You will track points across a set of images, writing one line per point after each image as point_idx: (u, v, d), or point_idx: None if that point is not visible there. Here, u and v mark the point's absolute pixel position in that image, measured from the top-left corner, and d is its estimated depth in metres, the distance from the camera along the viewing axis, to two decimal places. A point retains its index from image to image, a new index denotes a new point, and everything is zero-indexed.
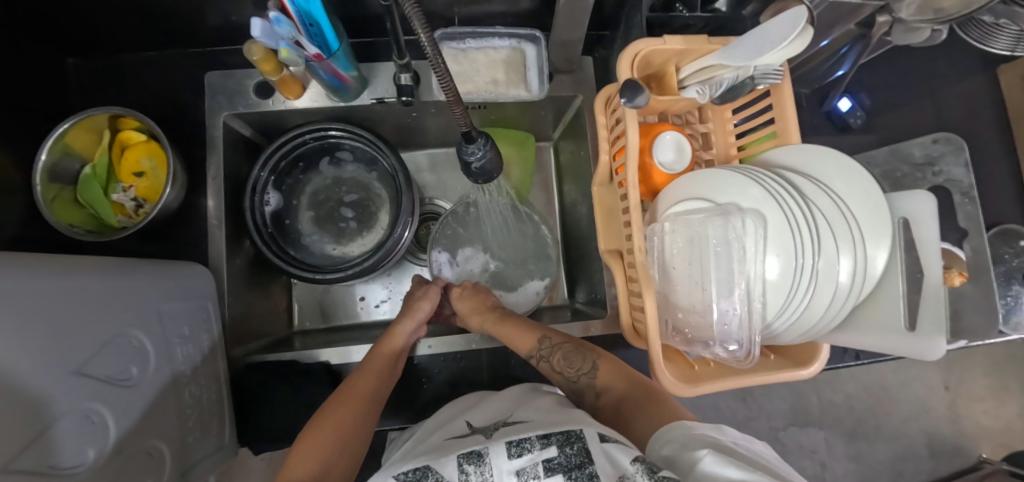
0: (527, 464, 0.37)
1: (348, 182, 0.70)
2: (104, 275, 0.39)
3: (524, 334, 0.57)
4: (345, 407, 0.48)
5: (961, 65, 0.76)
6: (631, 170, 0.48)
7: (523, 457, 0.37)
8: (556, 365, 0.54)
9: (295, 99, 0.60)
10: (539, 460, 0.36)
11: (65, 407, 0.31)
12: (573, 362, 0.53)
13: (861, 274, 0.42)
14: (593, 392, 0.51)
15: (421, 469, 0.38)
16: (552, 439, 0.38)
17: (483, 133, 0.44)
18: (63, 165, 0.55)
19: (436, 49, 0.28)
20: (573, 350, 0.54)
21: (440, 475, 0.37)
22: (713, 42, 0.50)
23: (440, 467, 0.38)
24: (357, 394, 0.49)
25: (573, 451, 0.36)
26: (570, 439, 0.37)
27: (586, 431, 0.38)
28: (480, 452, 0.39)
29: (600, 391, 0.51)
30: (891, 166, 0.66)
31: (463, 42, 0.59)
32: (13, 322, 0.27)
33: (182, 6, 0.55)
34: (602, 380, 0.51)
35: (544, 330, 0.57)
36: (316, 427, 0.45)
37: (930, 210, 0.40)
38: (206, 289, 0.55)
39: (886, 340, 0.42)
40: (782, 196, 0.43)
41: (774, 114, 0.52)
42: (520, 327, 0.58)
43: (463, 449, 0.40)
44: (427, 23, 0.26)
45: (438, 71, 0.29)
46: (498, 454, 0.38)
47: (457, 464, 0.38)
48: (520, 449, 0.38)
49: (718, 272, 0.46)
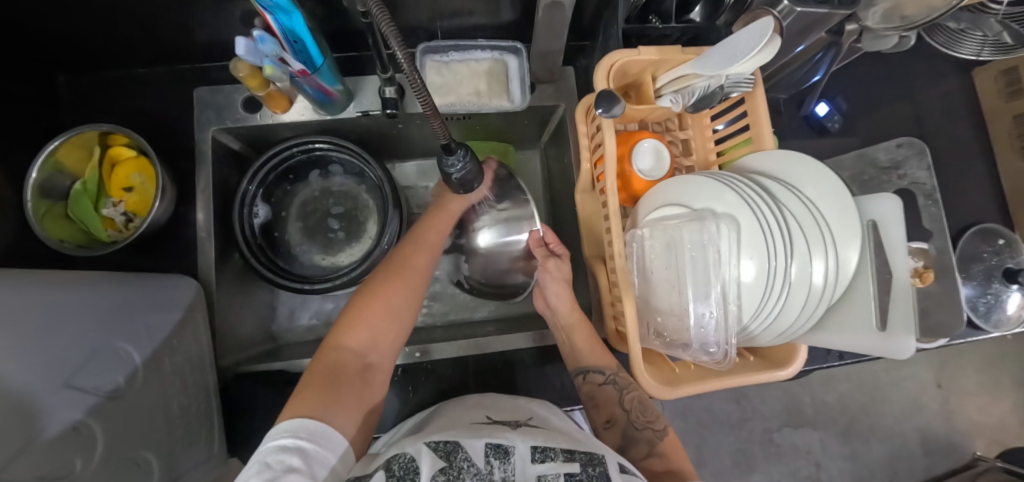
0: (550, 471, 0.35)
1: (336, 194, 0.71)
2: (90, 289, 0.40)
3: (601, 354, 0.58)
4: (396, 285, 0.51)
5: (935, 68, 0.77)
6: (610, 177, 0.49)
7: (546, 464, 0.35)
8: (627, 401, 0.54)
9: (282, 113, 0.61)
10: (562, 472, 0.35)
11: (52, 419, 0.32)
12: (642, 412, 0.53)
13: (833, 275, 0.43)
14: (644, 451, 0.50)
15: (451, 443, 0.36)
16: (575, 456, 0.37)
17: (462, 145, 0.44)
18: (53, 181, 0.56)
19: (414, 64, 0.26)
20: (641, 402, 0.54)
21: (470, 456, 0.34)
22: (686, 52, 0.51)
23: (470, 449, 0.35)
24: (410, 268, 0.53)
25: (596, 472, 0.36)
26: (593, 462, 0.37)
27: (607, 458, 0.38)
28: (506, 448, 0.36)
29: (652, 453, 0.49)
30: (858, 172, 0.67)
31: (446, 55, 0.61)
32: (5, 332, 0.28)
33: (170, 24, 0.56)
34: (659, 447, 0.50)
35: (611, 362, 0.57)
36: (367, 296, 0.48)
37: (898, 213, 0.41)
38: (195, 301, 0.56)
39: (859, 340, 0.43)
40: (754, 201, 0.44)
41: (749, 121, 0.53)
42: (595, 343, 0.59)
43: (492, 438, 0.37)
44: (405, 42, 0.25)
45: (415, 88, 0.28)
46: (523, 456, 0.36)
47: (484, 452, 0.35)
48: (544, 456, 0.36)
49: (695, 276, 0.47)
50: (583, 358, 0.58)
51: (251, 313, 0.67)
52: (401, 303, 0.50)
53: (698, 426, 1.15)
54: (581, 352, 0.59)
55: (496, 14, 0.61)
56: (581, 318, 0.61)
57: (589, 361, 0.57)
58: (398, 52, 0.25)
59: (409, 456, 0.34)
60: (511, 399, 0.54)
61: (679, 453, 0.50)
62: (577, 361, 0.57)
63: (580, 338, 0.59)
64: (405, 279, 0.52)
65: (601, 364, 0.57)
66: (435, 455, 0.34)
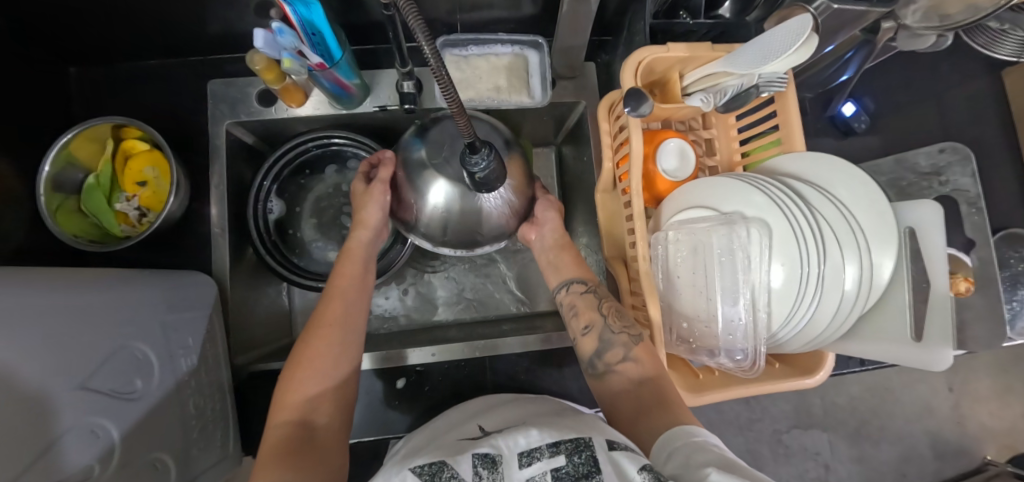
0: (536, 473, 0.33)
1: (352, 190, 0.69)
2: (104, 289, 0.39)
3: (582, 268, 0.59)
4: (323, 344, 0.47)
5: (964, 69, 0.75)
6: (635, 178, 0.48)
7: (533, 466, 0.34)
8: (606, 307, 0.53)
9: (297, 107, 0.60)
10: (548, 469, 0.33)
11: (68, 423, 0.31)
12: (619, 317, 0.52)
13: (867, 283, 0.42)
14: (619, 356, 0.49)
15: (436, 465, 0.35)
16: (561, 447, 0.34)
17: (486, 143, 0.43)
18: (66, 174, 0.55)
19: (439, 57, 0.23)
20: (618, 310, 0.53)
21: (455, 472, 0.33)
22: (717, 49, 0.50)
23: (456, 465, 0.34)
24: (329, 320, 0.49)
25: (582, 460, 0.33)
26: (579, 448, 0.34)
27: (594, 439, 0.35)
28: (494, 457, 0.35)
29: (627, 358, 0.48)
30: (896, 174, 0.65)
31: (465, 49, 0.59)
32: (18, 336, 0.27)
33: (183, 14, 0.54)
34: (634, 352, 0.48)
35: (591, 277, 0.58)
36: (295, 366, 0.46)
37: (936, 220, 0.40)
38: (209, 299, 0.55)
39: (893, 350, 0.42)
40: (784, 203, 0.43)
41: (778, 121, 0.52)
42: (578, 262, 0.60)
43: (479, 450, 0.36)
44: (430, 32, 0.22)
45: (440, 82, 0.25)
46: (509, 463, 0.34)
47: (472, 465, 0.34)
48: (530, 458, 0.34)
49: (723, 283, 0.46)
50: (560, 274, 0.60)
51: (265, 310, 0.66)
52: (333, 357, 0.47)
53: (707, 426, 1.15)
54: (563, 268, 0.60)
55: (517, 8, 0.60)
56: (566, 242, 0.62)
57: (570, 274, 0.59)
58: (425, 47, 0.22)
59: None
60: (524, 404, 0.52)
61: (654, 354, 0.48)
62: (558, 275, 0.59)
63: (560, 255, 0.61)
64: (330, 335, 0.48)
65: (582, 276, 0.59)
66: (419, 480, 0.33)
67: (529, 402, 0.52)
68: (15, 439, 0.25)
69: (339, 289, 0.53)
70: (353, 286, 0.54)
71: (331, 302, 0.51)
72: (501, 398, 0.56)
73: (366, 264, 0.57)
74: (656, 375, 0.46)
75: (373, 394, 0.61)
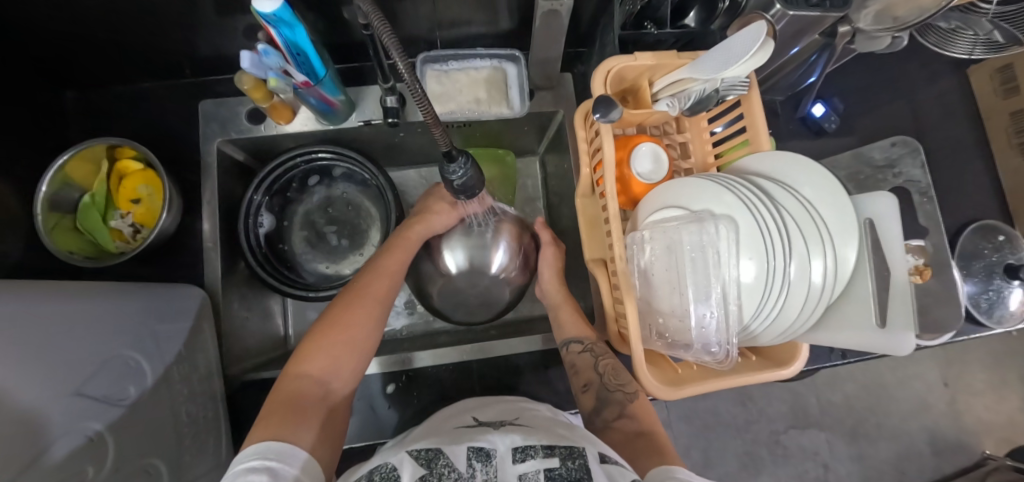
0: (530, 469, 0.34)
1: (339, 202, 0.72)
2: (97, 301, 0.40)
3: (584, 326, 0.62)
4: (358, 316, 0.51)
5: (930, 68, 0.78)
6: (609, 181, 0.50)
7: (527, 463, 0.35)
8: (601, 366, 0.56)
9: (286, 124, 0.62)
10: (541, 467, 0.34)
11: (62, 427, 0.33)
12: (615, 376, 0.55)
13: (832, 273, 0.44)
14: (615, 413, 0.51)
15: (433, 450, 0.36)
16: (555, 451, 0.36)
17: (463, 152, 0.45)
18: (62, 194, 0.57)
19: (413, 74, 0.26)
20: (615, 367, 0.57)
21: (450, 461, 0.34)
22: (682, 56, 0.52)
23: (451, 454, 0.35)
24: (368, 296, 0.53)
25: (575, 465, 0.35)
26: (572, 455, 0.36)
27: (587, 449, 0.37)
28: (489, 450, 0.36)
29: (623, 414, 0.51)
30: (854, 170, 0.68)
31: (445, 64, 0.62)
32: (11, 343, 0.29)
33: (174, 39, 0.57)
34: (631, 408, 0.51)
35: (591, 334, 0.60)
36: (326, 326, 0.49)
37: (893, 212, 0.42)
38: (202, 310, 0.56)
39: (861, 338, 0.44)
40: (753, 203, 0.44)
41: (745, 123, 0.54)
42: (578, 319, 0.63)
43: (474, 443, 0.37)
44: (405, 51, 0.25)
45: (416, 98, 0.27)
46: (504, 457, 0.35)
47: (466, 456, 0.35)
48: (524, 455, 0.35)
49: (695, 277, 0.47)
50: (561, 331, 0.62)
51: (257, 321, 0.68)
52: (363, 332, 0.50)
53: (704, 429, 1.15)
54: (564, 325, 0.62)
55: (494, 23, 0.63)
56: (566, 298, 0.66)
57: (572, 333, 0.61)
58: (399, 63, 0.25)
59: (390, 466, 0.35)
60: (511, 403, 0.53)
61: (649, 413, 0.51)
62: (561, 333, 0.61)
63: (562, 310, 0.64)
64: (365, 310, 0.52)
65: (581, 334, 0.60)
66: (416, 463, 0.34)
67: (513, 402, 0.53)
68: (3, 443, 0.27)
69: (383, 271, 0.57)
70: (395, 273, 0.57)
71: (374, 279, 0.55)
72: (485, 398, 0.56)
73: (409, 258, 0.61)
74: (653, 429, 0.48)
75: (365, 400, 0.62)
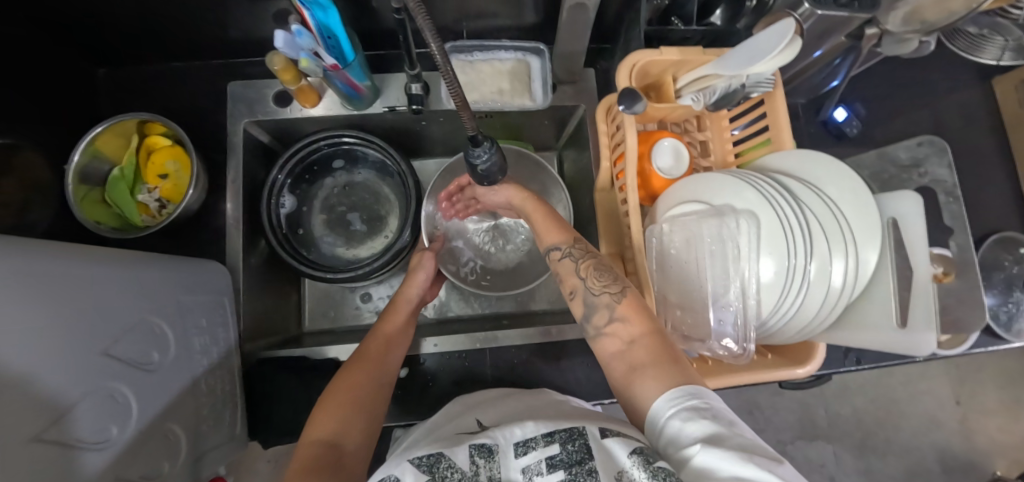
0: (532, 461, 0.35)
1: (360, 188, 0.72)
2: (126, 266, 0.41)
3: (565, 230, 0.52)
4: (362, 375, 0.48)
5: (953, 78, 0.78)
6: (630, 174, 0.50)
7: (529, 455, 0.35)
8: (583, 269, 0.47)
9: (311, 108, 0.64)
10: (543, 458, 0.35)
11: (91, 386, 0.34)
12: (601, 278, 0.46)
13: (852, 274, 0.43)
14: (604, 318, 0.44)
15: (434, 455, 0.37)
16: (555, 437, 0.36)
17: (489, 137, 0.45)
18: (93, 166, 0.58)
19: (446, 58, 0.28)
20: (601, 268, 0.47)
21: (452, 463, 0.35)
22: (708, 52, 0.52)
23: (452, 455, 0.36)
24: (372, 357, 0.51)
25: (575, 448, 0.35)
26: (572, 436, 0.36)
27: (588, 427, 0.37)
28: (491, 445, 0.36)
29: (612, 318, 0.43)
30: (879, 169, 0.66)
31: (470, 55, 0.63)
32: (41, 299, 0.30)
33: (207, 20, 0.59)
34: (620, 310, 0.43)
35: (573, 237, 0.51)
36: (333, 391, 0.46)
37: (919, 210, 0.42)
38: (223, 285, 0.57)
39: (878, 336, 0.44)
40: (775, 200, 0.44)
41: (768, 122, 0.54)
42: (559, 223, 0.53)
43: (476, 440, 0.38)
44: (438, 34, 0.26)
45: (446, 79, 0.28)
46: (506, 452, 0.36)
47: (468, 454, 0.36)
48: (526, 447, 0.36)
49: (715, 274, 0.48)
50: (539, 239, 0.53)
51: (274, 301, 0.69)
52: (373, 390, 0.47)
53: None
54: (546, 232, 0.52)
55: (520, 16, 0.63)
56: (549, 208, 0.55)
57: (550, 239, 0.52)
58: (433, 47, 0.26)
59: (393, 478, 0.35)
60: (521, 397, 0.54)
61: (643, 309, 0.43)
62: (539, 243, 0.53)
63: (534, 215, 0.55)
64: (371, 369, 0.49)
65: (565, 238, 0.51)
66: (419, 471, 0.35)
67: (529, 394, 0.55)
68: (32, 397, 0.28)
69: (383, 333, 0.56)
70: (399, 334, 0.56)
71: (375, 342, 0.54)
72: (500, 390, 0.58)
73: (409, 317, 0.60)
74: (647, 333, 0.41)
75: None
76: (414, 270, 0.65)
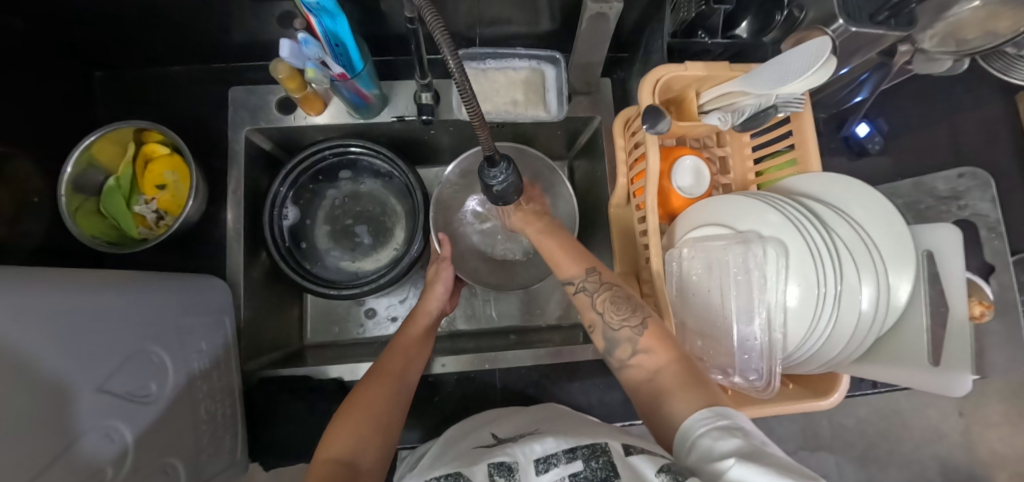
0: (553, 479, 0.33)
1: (366, 198, 0.70)
2: (125, 291, 0.39)
3: (580, 261, 0.50)
4: (380, 389, 0.46)
5: (977, 93, 0.75)
6: (651, 194, 0.48)
7: (551, 472, 0.34)
8: (600, 303, 0.46)
9: (316, 116, 0.61)
10: (565, 475, 0.33)
11: (86, 425, 0.32)
12: (620, 310, 0.44)
13: (883, 305, 0.42)
14: (628, 351, 0.42)
15: (452, 476, 0.36)
16: (578, 453, 0.34)
17: (505, 156, 0.43)
18: (87, 176, 0.56)
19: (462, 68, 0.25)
20: (618, 298, 0.45)
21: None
22: (734, 68, 0.50)
23: (471, 474, 0.35)
24: (392, 370, 0.50)
25: (600, 464, 0.32)
26: (596, 453, 0.34)
27: (611, 444, 0.35)
28: (510, 463, 0.35)
29: (636, 351, 0.41)
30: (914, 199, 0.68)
31: (483, 63, 0.60)
32: (35, 339, 0.28)
33: (209, 22, 0.56)
34: (643, 342, 0.41)
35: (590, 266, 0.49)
36: (349, 406, 0.44)
37: (956, 243, 0.41)
38: (223, 302, 0.55)
39: (908, 373, 0.42)
40: (801, 223, 0.42)
41: (794, 141, 0.52)
42: (573, 253, 0.52)
43: (495, 458, 0.37)
44: (455, 47, 0.24)
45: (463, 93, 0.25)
46: (526, 469, 0.35)
47: (486, 473, 0.35)
48: (547, 464, 0.34)
49: (739, 303, 0.45)
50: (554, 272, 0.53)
51: (277, 314, 0.67)
52: (392, 405, 0.45)
53: None
54: (562, 263, 0.51)
55: (535, 23, 0.61)
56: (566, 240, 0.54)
57: (566, 271, 0.50)
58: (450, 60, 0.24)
59: None
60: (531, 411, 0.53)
61: (666, 338, 0.41)
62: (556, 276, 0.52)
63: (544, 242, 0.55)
64: (389, 384, 0.47)
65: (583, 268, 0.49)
66: None
67: (537, 409, 0.53)
68: (31, 449, 0.26)
69: (401, 346, 0.54)
70: (416, 348, 0.55)
71: (393, 355, 0.52)
72: (507, 408, 0.55)
73: (428, 331, 0.59)
74: (672, 361, 0.39)
75: None
76: (432, 283, 0.63)
